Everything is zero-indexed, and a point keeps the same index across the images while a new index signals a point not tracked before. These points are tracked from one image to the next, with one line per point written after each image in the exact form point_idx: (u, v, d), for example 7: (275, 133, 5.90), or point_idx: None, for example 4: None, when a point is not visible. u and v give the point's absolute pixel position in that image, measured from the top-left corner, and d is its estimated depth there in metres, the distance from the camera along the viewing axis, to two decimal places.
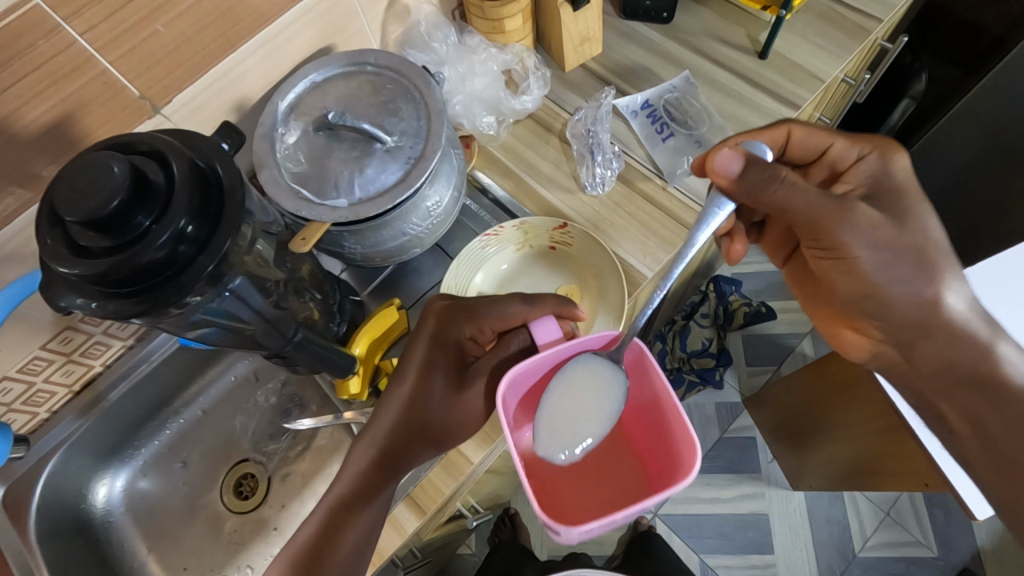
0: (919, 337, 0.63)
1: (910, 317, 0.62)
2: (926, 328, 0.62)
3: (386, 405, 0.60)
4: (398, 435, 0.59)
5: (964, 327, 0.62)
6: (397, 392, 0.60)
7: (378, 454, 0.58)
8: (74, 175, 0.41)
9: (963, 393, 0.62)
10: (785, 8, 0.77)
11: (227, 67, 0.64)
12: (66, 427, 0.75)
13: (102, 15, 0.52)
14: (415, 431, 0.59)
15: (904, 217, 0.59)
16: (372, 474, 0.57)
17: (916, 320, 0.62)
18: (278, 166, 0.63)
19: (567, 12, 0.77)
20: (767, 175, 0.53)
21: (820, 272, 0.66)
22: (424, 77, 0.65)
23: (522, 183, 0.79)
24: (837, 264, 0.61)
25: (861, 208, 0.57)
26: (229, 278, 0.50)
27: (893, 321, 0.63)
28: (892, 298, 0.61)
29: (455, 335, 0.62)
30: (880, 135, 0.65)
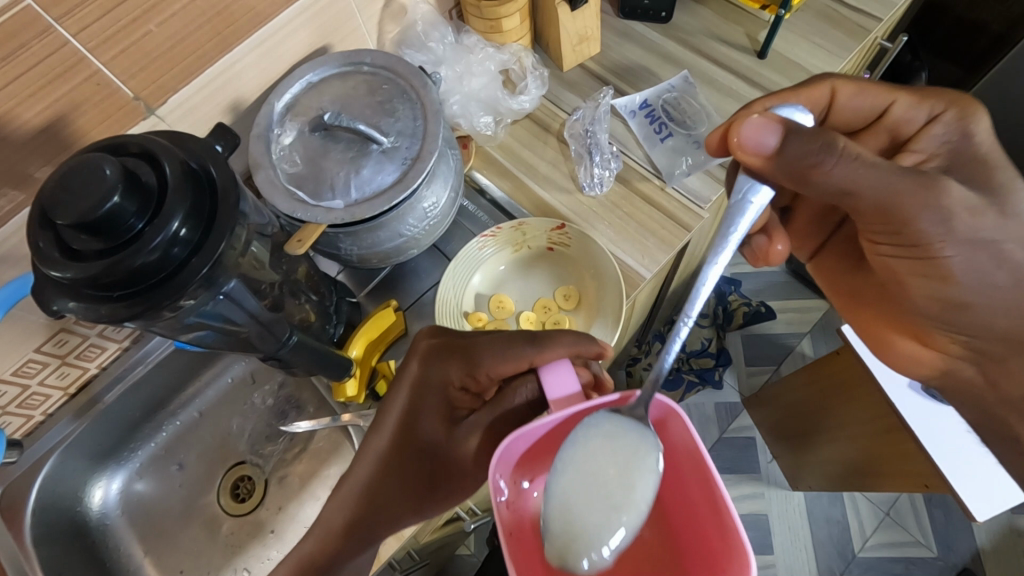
0: (1009, 353, 0.65)
1: (1003, 329, 0.63)
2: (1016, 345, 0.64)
3: (358, 465, 0.58)
4: (370, 498, 0.57)
5: None
6: (370, 450, 0.58)
7: (351, 518, 0.56)
8: (65, 177, 0.41)
9: None
10: (784, 8, 0.77)
11: (223, 68, 0.64)
12: (61, 429, 0.74)
13: (95, 15, 0.52)
14: (392, 487, 0.58)
15: (1004, 201, 0.58)
16: (346, 536, 0.56)
17: (1007, 332, 0.63)
18: (274, 166, 0.62)
19: (565, 11, 0.77)
20: (808, 147, 0.49)
21: (888, 270, 0.65)
22: (420, 77, 0.65)
23: (520, 183, 0.78)
24: (923, 265, 0.60)
25: (952, 186, 0.55)
26: (224, 281, 0.49)
27: (981, 330, 0.64)
28: (981, 306, 0.61)
29: (438, 384, 0.59)
30: (950, 90, 0.63)
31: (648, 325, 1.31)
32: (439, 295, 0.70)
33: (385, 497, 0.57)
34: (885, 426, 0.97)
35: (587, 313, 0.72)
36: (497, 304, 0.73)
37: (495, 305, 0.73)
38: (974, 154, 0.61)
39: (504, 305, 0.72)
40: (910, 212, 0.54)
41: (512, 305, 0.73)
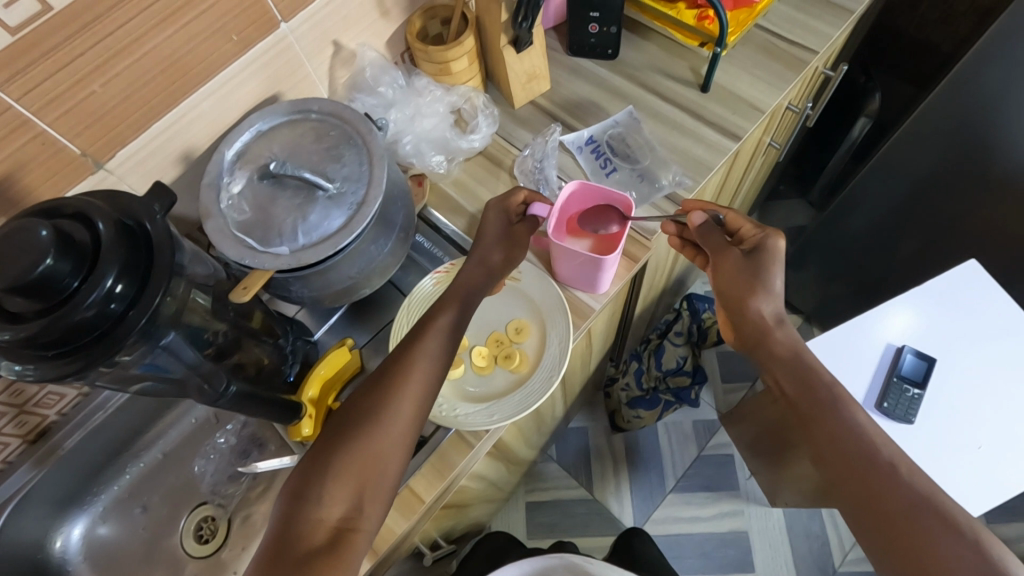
0: (806, 407, 0.61)
1: (790, 371, 0.64)
2: (811, 404, 0.61)
3: (409, 338, 0.59)
4: (401, 360, 0.57)
5: (826, 409, 0.60)
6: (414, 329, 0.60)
7: (381, 383, 0.56)
8: (1, 243, 0.42)
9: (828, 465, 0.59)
10: (720, 45, 0.79)
11: (171, 121, 0.66)
12: (20, 477, 0.75)
13: (38, 80, 0.54)
14: (417, 359, 0.57)
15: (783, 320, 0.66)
16: (371, 402, 0.55)
17: (794, 376, 0.63)
18: (224, 215, 0.64)
19: (510, 53, 0.80)
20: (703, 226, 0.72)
21: (751, 341, 0.67)
22: (365, 123, 0.67)
23: (472, 220, 0.80)
24: (758, 344, 0.66)
25: (773, 295, 0.66)
26: (161, 334, 0.51)
27: (776, 371, 0.65)
28: (777, 347, 0.65)
29: (502, 208, 0.68)
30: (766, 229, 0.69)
31: (620, 345, 1.32)
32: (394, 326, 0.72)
33: (403, 379, 0.56)
34: None
35: (538, 343, 0.72)
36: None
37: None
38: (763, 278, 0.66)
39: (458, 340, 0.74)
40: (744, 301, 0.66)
41: (466, 340, 0.74)
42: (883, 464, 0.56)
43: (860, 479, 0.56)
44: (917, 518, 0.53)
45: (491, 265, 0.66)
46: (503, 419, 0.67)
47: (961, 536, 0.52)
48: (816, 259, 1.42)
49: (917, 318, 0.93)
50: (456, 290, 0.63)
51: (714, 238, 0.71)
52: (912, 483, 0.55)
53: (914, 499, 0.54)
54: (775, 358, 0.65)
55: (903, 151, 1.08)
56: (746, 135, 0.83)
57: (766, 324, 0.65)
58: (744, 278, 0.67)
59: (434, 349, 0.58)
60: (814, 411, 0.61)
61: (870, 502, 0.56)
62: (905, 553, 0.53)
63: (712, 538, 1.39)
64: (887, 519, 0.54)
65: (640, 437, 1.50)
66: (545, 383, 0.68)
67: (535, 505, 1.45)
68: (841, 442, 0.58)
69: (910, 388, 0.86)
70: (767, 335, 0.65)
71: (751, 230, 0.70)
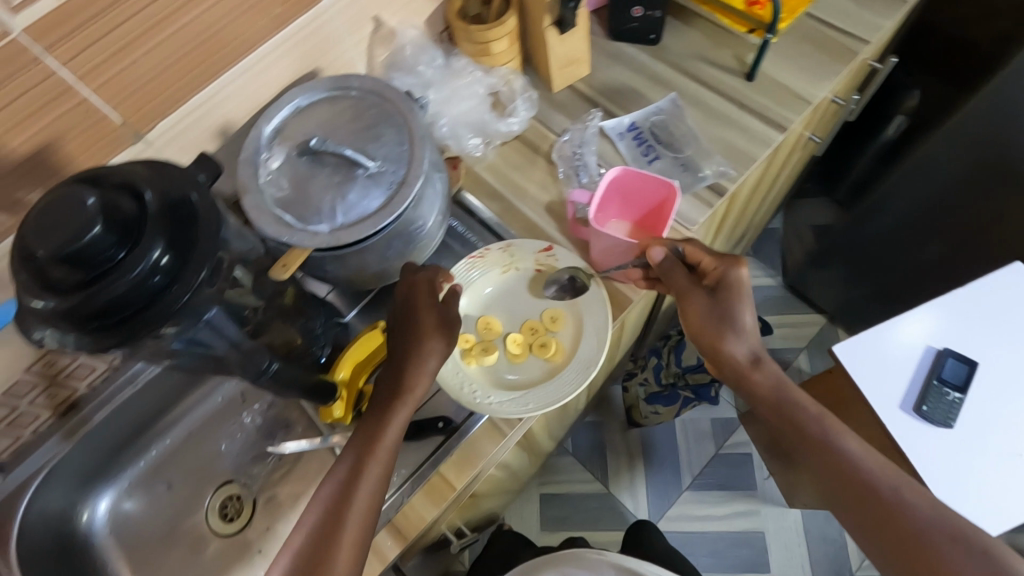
0: (798, 439, 0.61)
1: (774, 405, 0.63)
2: (801, 435, 0.61)
3: (351, 449, 0.58)
4: (350, 478, 0.56)
5: (816, 437, 0.60)
6: (354, 444, 0.58)
7: (332, 504, 0.54)
8: (48, 209, 0.41)
9: (833, 494, 0.59)
10: (771, 32, 0.77)
11: (210, 94, 0.64)
12: (48, 449, 0.75)
13: (82, 46, 0.53)
14: (369, 474, 0.56)
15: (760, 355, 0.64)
16: (325, 527, 0.53)
17: (779, 411, 0.62)
18: (261, 190, 0.63)
19: (553, 35, 0.77)
20: (666, 266, 0.66)
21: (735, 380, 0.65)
22: (406, 101, 0.66)
23: (507, 205, 0.79)
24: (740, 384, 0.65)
25: (743, 333, 0.64)
26: (205, 308, 0.49)
27: (761, 408, 0.64)
28: (757, 386, 0.64)
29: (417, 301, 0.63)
30: (730, 257, 0.66)
31: (642, 339, 1.30)
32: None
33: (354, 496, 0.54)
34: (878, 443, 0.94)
35: (573, 334, 0.71)
36: (485, 327, 0.72)
37: (484, 328, 0.72)
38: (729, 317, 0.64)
39: (492, 326, 0.72)
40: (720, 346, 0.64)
41: (499, 326, 0.73)
42: (882, 493, 0.56)
43: (865, 509, 0.57)
44: (926, 544, 0.53)
45: (432, 369, 0.60)
46: (537, 408, 0.65)
47: (974, 554, 0.52)
48: (841, 262, 1.38)
49: (955, 322, 0.90)
50: (395, 399, 0.59)
51: (677, 279, 0.66)
52: (913, 504, 0.55)
53: (914, 522, 0.54)
54: (759, 397, 0.64)
55: (939, 156, 1.03)
56: (791, 126, 0.80)
57: (741, 366, 0.64)
58: (710, 324, 0.64)
59: (375, 474, 0.56)
60: (806, 446, 0.61)
61: (881, 533, 0.56)
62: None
63: (727, 537, 1.37)
64: (899, 549, 0.54)
65: (656, 434, 1.48)
66: (580, 375, 0.67)
67: (549, 498, 1.44)
68: (839, 470, 0.58)
69: (950, 392, 0.84)
70: (746, 374, 0.64)
71: (711, 261, 0.66)
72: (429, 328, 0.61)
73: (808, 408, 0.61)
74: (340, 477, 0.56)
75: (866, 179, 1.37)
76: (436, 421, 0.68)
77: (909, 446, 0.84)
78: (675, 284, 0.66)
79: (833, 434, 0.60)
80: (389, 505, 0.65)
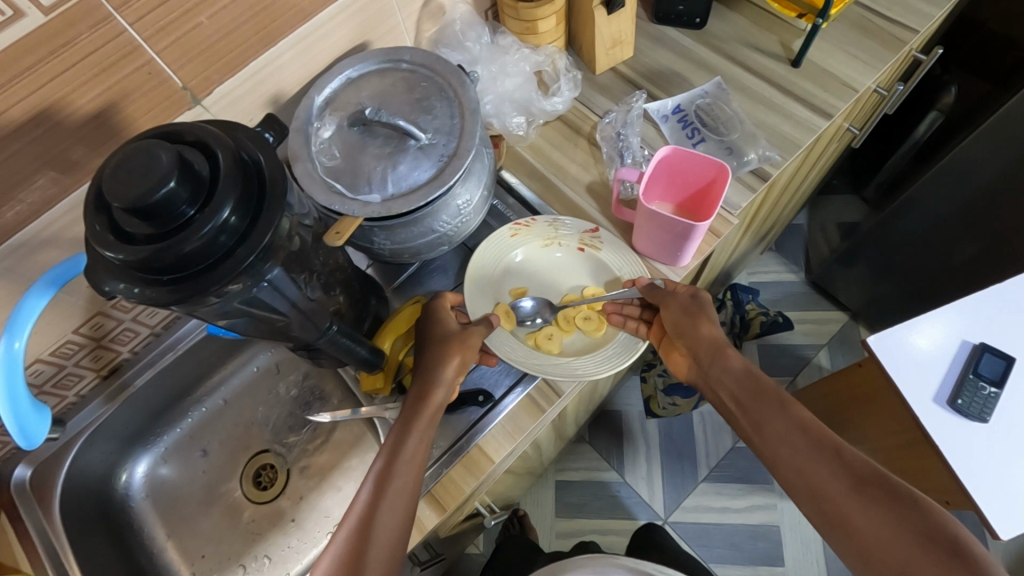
0: (755, 406, 0.61)
1: (739, 378, 0.63)
2: (760, 399, 0.61)
3: (375, 465, 0.58)
4: (376, 489, 0.55)
5: (774, 402, 0.60)
6: (377, 462, 0.58)
7: (361, 515, 0.54)
8: (124, 161, 0.42)
9: (783, 456, 0.56)
10: (821, 17, 0.76)
11: (266, 62, 0.65)
12: (92, 410, 0.76)
13: (150, 6, 0.53)
14: (397, 480, 0.56)
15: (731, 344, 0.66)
16: (357, 535, 0.53)
17: (744, 382, 0.63)
18: (312, 159, 0.63)
19: (601, 14, 0.77)
20: (648, 286, 0.70)
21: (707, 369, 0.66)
22: (458, 75, 0.65)
23: (549, 184, 0.79)
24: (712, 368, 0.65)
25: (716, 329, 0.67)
26: (267, 269, 0.50)
27: (727, 384, 0.64)
28: (729, 360, 0.64)
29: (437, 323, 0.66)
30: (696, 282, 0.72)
31: None
32: (472, 271, 0.72)
33: (383, 500, 0.55)
34: (908, 440, 0.95)
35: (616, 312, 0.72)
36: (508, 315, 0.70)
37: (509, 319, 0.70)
38: (702, 316, 0.67)
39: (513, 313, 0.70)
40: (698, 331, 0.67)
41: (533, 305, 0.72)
42: (829, 451, 0.54)
43: (805, 467, 0.54)
44: (863, 501, 0.50)
45: (447, 381, 0.62)
46: (586, 375, 0.66)
47: (910, 511, 0.48)
48: (867, 260, 1.36)
49: (990, 317, 0.90)
50: (415, 417, 0.60)
51: (660, 291, 0.69)
52: (857, 468, 0.52)
53: (857, 484, 0.51)
54: (726, 376, 0.64)
55: (977, 153, 1.02)
56: (837, 114, 0.80)
57: (718, 345, 0.66)
58: (691, 313, 0.68)
59: (397, 489, 0.56)
60: (762, 413, 0.60)
61: (816, 492, 0.53)
62: (857, 536, 0.49)
63: (743, 529, 1.37)
64: (836, 507, 0.51)
65: (674, 425, 1.48)
66: (627, 350, 0.68)
67: (565, 485, 1.44)
68: (789, 431, 0.57)
69: (985, 386, 0.84)
70: (721, 350, 0.65)
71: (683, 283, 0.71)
72: (449, 349, 0.63)
73: (766, 381, 0.62)
74: (363, 500, 0.55)
75: (898, 178, 1.35)
76: (476, 395, 0.69)
77: (942, 439, 0.84)
78: (659, 297, 0.69)
79: (790, 402, 0.59)
80: (428, 476, 0.66)
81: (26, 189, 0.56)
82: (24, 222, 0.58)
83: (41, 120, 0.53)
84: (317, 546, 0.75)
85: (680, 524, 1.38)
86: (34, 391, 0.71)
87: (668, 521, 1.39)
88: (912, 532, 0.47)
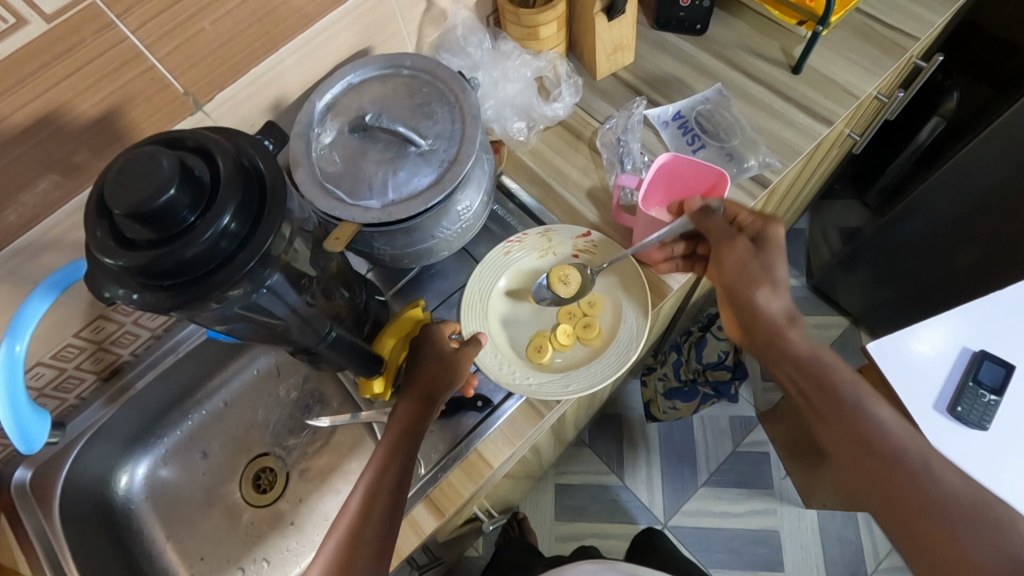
0: (824, 401, 0.60)
1: (807, 367, 0.62)
2: (830, 394, 0.60)
3: (364, 476, 0.58)
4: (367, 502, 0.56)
5: (845, 397, 0.59)
6: (367, 474, 0.58)
7: (353, 527, 0.54)
8: (126, 168, 0.42)
9: (855, 457, 0.57)
10: (821, 25, 0.76)
11: (269, 67, 0.66)
12: (94, 412, 0.77)
13: (153, 12, 0.54)
14: (387, 490, 0.56)
15: (793, 326, 0.64)
16: (348, 548, 0.54)
17: (811, 371, 0.62)
18: (313, 164, 0.64)
19: (601, 21, 0.78)
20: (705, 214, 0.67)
21: (768, 348, 0.64)
22: (458, 81, 0.66)
23: (549, 189, 0.80)
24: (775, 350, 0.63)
25: (778, 300, 0.64)
26: (267, 275, 0.50)
27: (792, 372, 0.62)
28: (793, 344, 0.63)
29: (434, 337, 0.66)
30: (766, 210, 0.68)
31: (666, 333, 1.24)
32: (468, 289, 0.73)
33: (373, 511, 0.55)
34: None
35: (613, 317, 0.73)
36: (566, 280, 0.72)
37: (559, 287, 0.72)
38: (762, 271, 0.64)
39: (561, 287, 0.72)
40: (755, 295, 0.64)
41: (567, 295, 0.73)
42: (906, 464, 0.55)
43: (883, 474, 0.55)
44: (946, 514, 0.52)
45: (442, 399, 0.62)
46: (580, 390, 0.66)
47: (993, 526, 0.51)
48: (869, 264, 1.35)
49: (991, 324, 0.89)
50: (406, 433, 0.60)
51: (717, 225, 0.67)
52: (938, 478, 0.54)
53: (938, 496, 0.53)
54: (791, 360, 0.62)
55: (978, 160, 1.02)
56: (838, 121, 0.80)
57: (778, 323, 0.63)
58: (750, 262, 0.65)
59: (386, 502, 0.56)
60: (834, 410, 0.59)
61: (894, 500, 0.54)
62: (936, 547, 0.51)
63: (743, 533, 1.36)
64: (913, 516, 0.53)
65: (674, 428, 1.48)
66: (621, 358, 0.68)
67: (565, 488, 1.44)
68: (864, 433, 0.57)
69: (985, 394, 0.84)
70: (781, 330, 0.63)
71: (748, 216, 0.68)
72: (447, 367, 0.64)
73: (837, 373, 0.61)
74: (353, 510, 0.56)
75: (900, 183, 1.36)
76: (475, 400, 0.69)
77: (942, 447, 0.84)
78: (718, 237, 0.66)
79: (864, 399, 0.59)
80: (426, 480, 0.66)
81: (28, 192, 0.56)
82: (27, 225, 0.58)
83: (44, 125, 0.54)
84: (316, 549, 0.75)
85: (680, 528, 1.38)
86: (35, 394, 0.71)
87: (667, 525, 1.39)
88: (997, 554, 0.49)
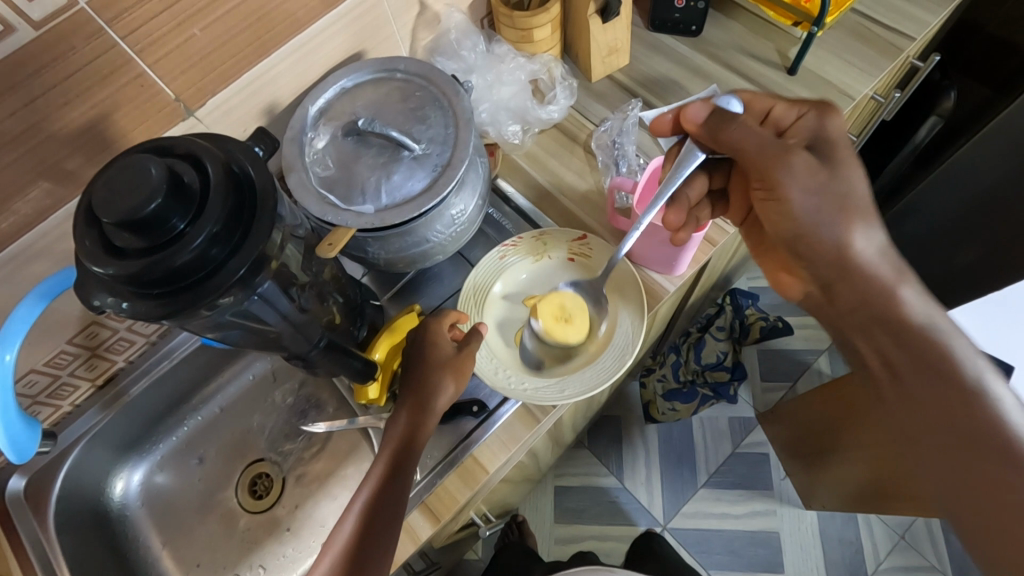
0: (929, 373, 0.55)
1: (918, 334, 0.57)
2: (938, 370, 0.55)
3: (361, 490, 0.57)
4: (365, 517, 0.55)
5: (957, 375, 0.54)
6: (364, 488, 0.57)
7: (350, 543, 0.54)
8: (114, 176, 0.42)
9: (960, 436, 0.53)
10: (816, 26, 0.76)
11: (261, 72, 0.65)
12: (88, 419, 0.76)
13: (143, 18, 0.53)
14: (385, 504, 0.56)
15: (897, 283, 0.59)
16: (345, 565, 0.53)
17: (921, 341, 0.56)
18: (306, 169, 0.63)
19: (596, 23, 0.78)
20: (723, 120, 0.64)
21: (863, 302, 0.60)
22: (452, 84, 0.65)
23: (544, 193, 0.79)
24: (870, 308, 0.59)
25: (865, 243, 0.60)
26: (259, 282, 0.50)
27: (898, 339, 0.58)
28: (902, 305, 0.58)
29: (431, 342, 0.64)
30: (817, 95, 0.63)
31: (665, 335, 1.24)
32: (467, 291, 0.72)
33: (371, 527, 0.55)
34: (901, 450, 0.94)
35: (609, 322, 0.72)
36: (562, 311, 0.70)
37: (557, 322, 0.69)
38: (841, 194, 0.60)
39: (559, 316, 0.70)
40: (844, 230, 0.60)
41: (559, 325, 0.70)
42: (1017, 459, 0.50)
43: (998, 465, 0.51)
44: None
45: (441, 410, 0.62)
46: (579, 393, 0.65)
47: None
48: None
49: (988, 325, 0.89)
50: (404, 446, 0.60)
51: (748, 137, 0.63)
52: None
53: None
54: (899, 324, 0.58)
55: (976, 159, 1.02)
56: None
57: (890, 279, 0.59)
58: (811, 175, 0.60)
59: (385, 517, 0.56)
60: (943, 387, 0.54)
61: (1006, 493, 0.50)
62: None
63: (742, 534, 1.36)
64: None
65: (673, 430, 1.47)
66: (618, 362, 0.67)
67: (564, 490, 1.44)
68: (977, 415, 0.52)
69: None
70: (892, 290, 0.59)
71: (783, 109, 0.63)
72: (445, 374, 0.62)
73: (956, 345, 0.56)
74: (346, 531, 0.55)
75: (898, 183, 1.35)
76: (470, 404, 0.69)
77: None
78: (771, 153, 0.61)
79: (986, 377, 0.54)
80: (421, 486, 0.66)
81: (20, 200, 0.56)
82: (18, 233, 0.58)
83: (33, 133, 0.54)
84: (312, 555, 0.75)
85: (680, 530, 1.38)
86: (28, 402, 0.71)
87: (667, 527, 1.38)
88: None
